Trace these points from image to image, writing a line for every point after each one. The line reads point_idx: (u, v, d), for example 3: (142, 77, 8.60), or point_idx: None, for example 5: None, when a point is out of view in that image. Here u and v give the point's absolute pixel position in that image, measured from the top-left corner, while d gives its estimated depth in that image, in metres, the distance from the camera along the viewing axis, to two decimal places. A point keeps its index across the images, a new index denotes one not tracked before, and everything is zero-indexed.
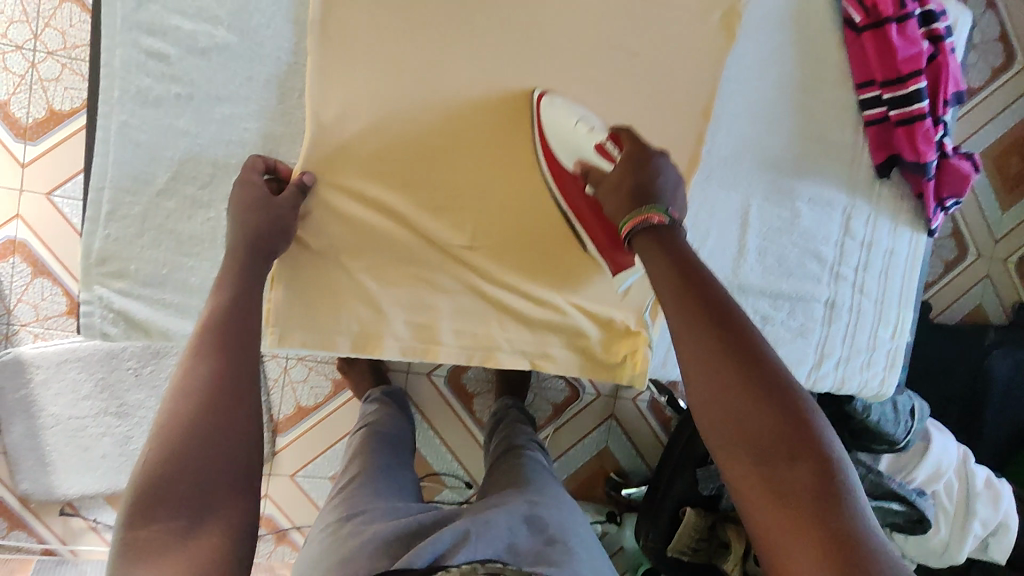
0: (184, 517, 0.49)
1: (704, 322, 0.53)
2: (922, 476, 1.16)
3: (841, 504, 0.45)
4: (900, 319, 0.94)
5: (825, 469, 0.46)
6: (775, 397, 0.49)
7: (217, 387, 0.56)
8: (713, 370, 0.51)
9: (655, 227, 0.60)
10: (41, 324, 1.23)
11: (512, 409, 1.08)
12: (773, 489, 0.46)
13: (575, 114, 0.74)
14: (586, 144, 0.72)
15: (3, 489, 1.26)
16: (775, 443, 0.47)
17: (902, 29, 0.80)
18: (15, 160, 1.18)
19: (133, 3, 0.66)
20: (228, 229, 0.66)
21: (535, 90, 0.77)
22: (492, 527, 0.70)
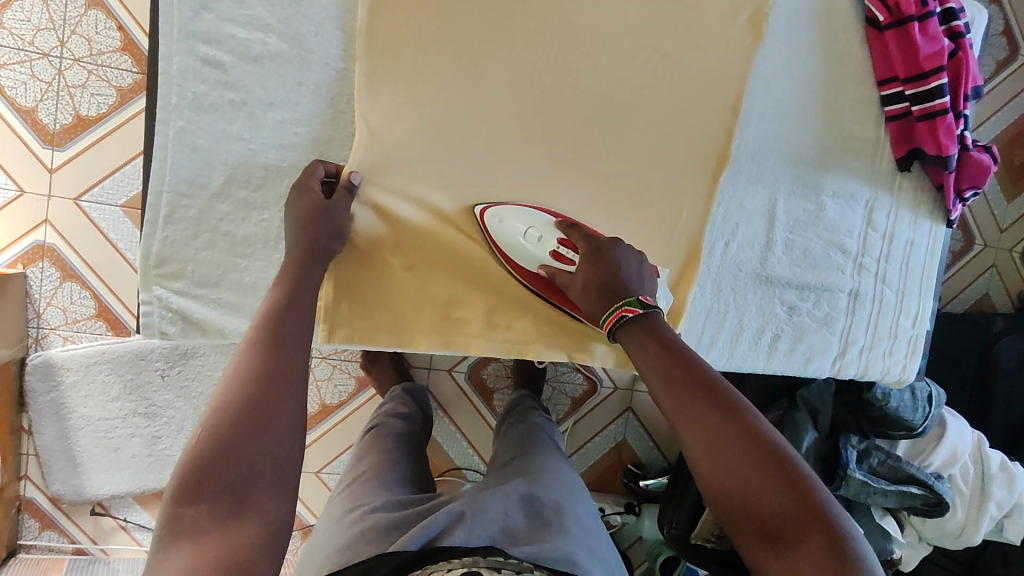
0: (227, 501, 0.51)
1: (703, 410, 0.56)
2: (938, 460, 1.18)
3: (854, 575, 0.48)
4: (920, 307, 0.97)
5: (836, 545, 0.49)
6: (777, 475, 0.52)
7: (272, 379, 0.58)
8: (718, 459, 0.54)
9: (631, 320, 0.64)
10: (70, 327, 1.25)
11: (526, 397, 1.09)
12: (792, 568, 0.49)
13: (525, 219, 0.78)
14: (543, 253, 0.77)
15: (35, 490, 1.28)
16: (786, 524, 0.51)
17: (924, 28, 0.83)
18: (43, 166, 1.20)
19: (189, 13, 0.68)
20: (290, 234, 0.70)
21: (476, 206, 0.79)
22: (488, 512, 0.74)
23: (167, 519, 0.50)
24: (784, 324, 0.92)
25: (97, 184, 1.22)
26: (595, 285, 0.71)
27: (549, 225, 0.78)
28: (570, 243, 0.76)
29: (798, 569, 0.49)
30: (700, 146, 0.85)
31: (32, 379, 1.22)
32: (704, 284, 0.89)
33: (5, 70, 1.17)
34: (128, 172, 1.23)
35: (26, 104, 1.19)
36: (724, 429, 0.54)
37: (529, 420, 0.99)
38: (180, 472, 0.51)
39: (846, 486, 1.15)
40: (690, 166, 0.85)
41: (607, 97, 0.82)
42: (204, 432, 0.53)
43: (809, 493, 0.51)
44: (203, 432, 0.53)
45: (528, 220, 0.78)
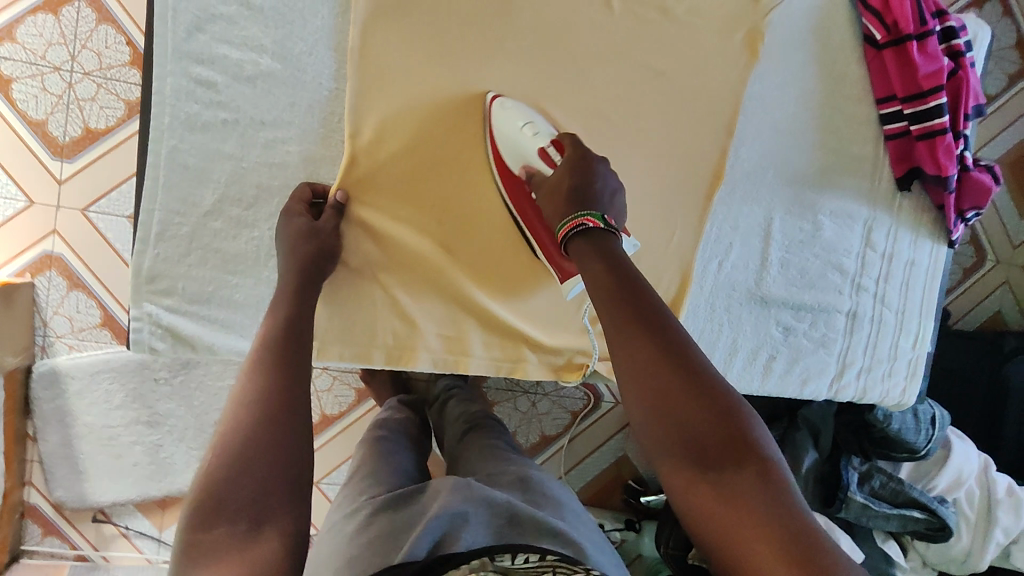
0: (244, 522, 0.50)
1: (641, 332, 0.55)
2: (943, 483, 1.16)
3: (785, 501, 0.47)
4: (921, 329, 0.95)
5: (766, 474, 0.49)
6: (713, 400, 0.51)
7: (276, 399, 0.58)
8: (652, 380, 0.53)
9: (590, 233, 0.63)
10: (76, 335, 1.27)
11: (454, 390, 1.14)
12: (719, 493, 0.48)
13: (524, 116, 0.75)
14: (530, 148, 0.74)
15: (38, 496, 1.30)
16: (719, 449, 0.50)
17: (923, 46, 0.82)
18: (53, 177, 1.23)
19: (184, 34, 0.69)
20: (283, 257, 0.71)
21: (489, 93, 0.77)
22: (490, 498, 0.72)
23: (184, 545, 0.49)
24: (779, 345, 0.91)
25: (104, 195, 1.24)
26: (564, 186, 0.68)
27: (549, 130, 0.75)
28: (563, 147, 0.73)
29: (730, 495, 0.48)
30: (693, 165, 0.84)
31: (37, 387, 1.24)
32: (696, 304, 0.88)
33: (18, 84, 1.20)
34: (124, 192, 1.25)
35: (36, 116, 1.21)
36: (661, 351, 0.53)
37: (476, 413, 1.02)
38: (196, 493, 0.51)
39: (846, 508, 1.12)
40: (683, 184, 0.85)
41: (599, 117, 0.81)
42: (215, 454, 0.53)
43: (741, 420, 0.51)
44: (213, 454, 0.53)
45: (526, 118, 0.75)
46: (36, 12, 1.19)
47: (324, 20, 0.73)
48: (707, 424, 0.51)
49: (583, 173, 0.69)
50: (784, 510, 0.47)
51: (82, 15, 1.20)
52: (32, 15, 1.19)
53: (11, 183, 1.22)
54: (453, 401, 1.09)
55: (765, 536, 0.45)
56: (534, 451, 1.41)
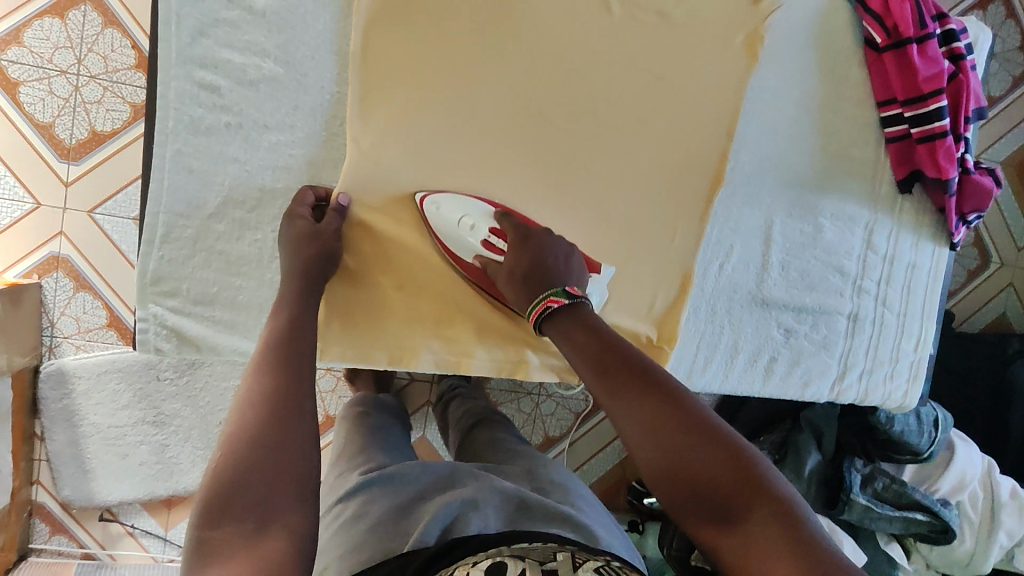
0: (252, 520, 0.50)
1: (637, 393, 0.54)
2: (947, 486, 1.15)
3: (811, 539, 0.46)
4: (923, 331, 0.95)
5: (786, 515, 0.47)
6: (717, 449, 0.50)
7: (280, 399, 0.59)
8: (655, 442, 0.52)
9: (555, 314, 0.63)
10: (83, 336, 1.28)
11: (458, 388, 1.15)
12: (744, 545, 0.47)
13: (462, 208, 0.77)
14: (473, 242, 0.75)
15: (46, 495, 1.31)
16: (736, 497, 0.49)
17: (923, 49, 0.82)
18: (59, 179, 1.24)
19: (187, 39, 0.70)
20: (286, 259, 0.71)
21: (417, 194, 0.78)
22: (499, 488, 0.72)
23: (195, 542, 0.49)
24: (780, 347, 0.91)
25: (111, 198, 1.26)
26: (519, 271, 0.70)
27: (486, 215, 0.77)
28: (503, 233, 0.75)
29: (755, 547, 0.47)
30: (694, 168, 0.85)
31: (45, 387, 1.26)
32: (697, 305, 0.89)
33: (25, 87, 1.21)
34: (129, 195, 1.27)
35: (44, 119, 1.22)
36: (660, 408, 0.53)
37: (481, 410, 1.03)
38: (205, 491, 0.51)
39: (849, 510, 1.13)
40: (684, 186, 0.85)
41: (599, 120, 0.82)
42: (222, 452, 0.54)
43: (753, 464, 0.50)
44: (222, 453, 0.54)
45: (463, 209, 0.77)
46: (43, 16, 1.20)
47: (325, 24, 0.73)
48: (720, 476, 0.49)
49: (531, 254, 0.71)
50: (813, 550, 0.45)
51: (89, 19, 1.21)
52: (39, 19, 1.20)
53: (18, 185, 1.23)
54: (457, 399, 1.10)
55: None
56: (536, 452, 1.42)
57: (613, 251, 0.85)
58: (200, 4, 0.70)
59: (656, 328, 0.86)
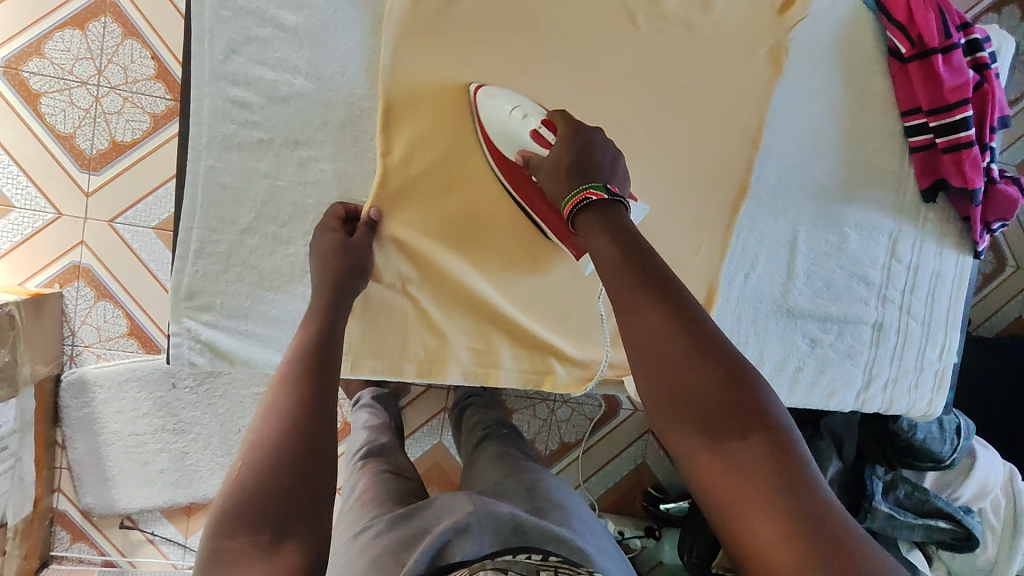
0: (268, 533, 0.48)
1: (646, 297, 0.52)
2: (968, 493, 1.15)
3: (796, 471, 0.44)
4: (947, 339, 0.95)
5: (777, 442, 0.45)
6: (721, 365, 0.48)
7: (308, 411, 0.57)
8: (658, 348, 0.50)
9: (597, 207, 0.60)
10: (103, 345, 1.29)
11: (472, 397, 1.15)
12: (727, 465, 0.45)
13: (511, 100, 0.73)
14: (522, 132, 0.71)
15: (67, 502, 1.31)
16: (727, 418, 0.47)
17: (948, 59, 0.81)
18: (80, 189, 1.25)
19: (220, 56, 0.70)
20: (315, 276, 0.71)
21: (470, 86, 0.76)
22: (496, 513, 0.71)
23: (208, 553, 0.47)
24: (806, 356, 0.91)
25: (131, 207, 1.27)
26: (565, 162, 0.65)
27: (539, 110, 0.73)
28: (554, 125, 0.71)
29: (735, 465, 0.45)
30: (719, 179, 0.85)
31: (66, 395, 1.26)
32: (723, 316, 0.89)
33: (46, 98, 1.22)
34: (159, 197, 1.28)
35: (64, 130, 1.23)
36: (667, 316, 0.50)
37: (491, 421, 1.04)
38: (224, 501, 0.49)
39: (872, 518, 1.11)
40: (709, 196, 0.85)
41: (625, 132, 0.82)
42: (245, 462, 0.52)
43: (752, 385, 0.48)
44: (242, 463, 0.52)
45: (515, 102, 0.73)
46: (63, 27, 1.21)
47: (355, 40, 0.74)
48: (715, 392, 0.47)
49: (580, 146, 0.66)
50: (794, 480, 0.43)
51: (109, 29, 1.22)
52: (59, 30, 1.21)
53: (39, 196, 1.24)
54: (471, 408, 1.11)
55: (771, 508, 0.42)
56: (553, 458, 1.42)
57: None
58: (232, 22, 0.70)
59: None
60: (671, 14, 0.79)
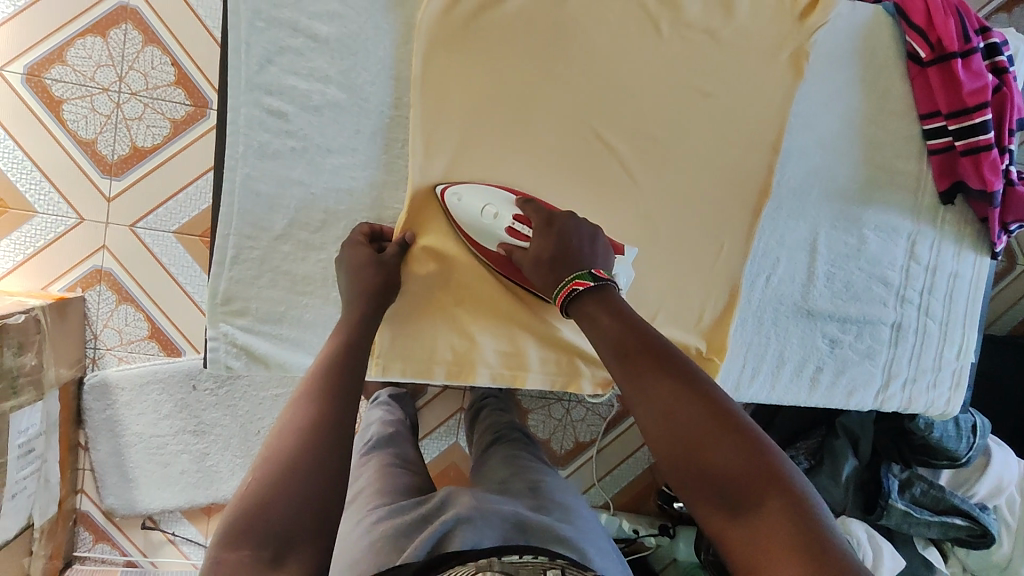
0: (270, 550, 0.48)
1: (657, 375, 0.54)
2: (983, 491, 1.16)
3: (820, 536, 0.46)
4: (964, 338, 0.96)
5: (796, 508, 0.47)
6: (735, 436, 0.50)
7: (326, 425, 0.57)
8: (672, 424, 0.52)
9: (580, 296, 0.63)
10: (125, 348, 1.31)
11: (488, 398, 1.17)
12: (749, 534, 0.47)
13: (484, 196, 0.77)
14: (498, 227, 0.75)
15: (89, 503, 1.33)
16: (746, 487, 0.48)
17: (968, 63, 0.83)
18: (101, 194, 1.27)
19: (255, 66, 0.72)
20: (343, 288, 0.73)
21: (438, 185, 0.78)
22: (499, 511, 0.73)
23: (211, 563, 0.47)
24: (826, 357, 0.93)
25: (152, 212, 1.28)
26: (545, 255, 0.68)
27: (508, 203, 0.76)
28: (528, 219, 0.74)
29: (760, 535, 0.47)
30: (741, 184, 0.86)
31: (89, 398, 1.28)
32: (744, 317, 0.90)
33: (68, 105, 1.24)
34: (200, 187, 1.30)
35: (86, 136, 1.25)
36: (680, 393, 0.53)
37: (504, 424, 1.05)
38: (232, 513, 0.50)
39: (888, 515, 1.14)
40: (730, 200, 0.87)
41: (647, 138, 0.83)
42: (255, 473, 0.53)
43: (768, 454, 0.50)
44: (253, 476, 0.53)
45: (486, 198, 0.77)
46: (85, 35, 1.23)
47: (386, 49, 0.75)
48: (734, 464, 0.49)
49: (558, 238, 0.69)
50: (819, 546, 0.45)
51: (129, 37, 1.24)
52: (81, 38, 1.22)
53: (61, 201, 1.26)
54: (485, 410, 1.12)
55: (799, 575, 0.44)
56: (568, 458, 1.43)
57: (660, 265, 0.86)
58: (266, 32, 0.72)
59: (705, 338, 0.88)
60: (694, 21, 0.81)
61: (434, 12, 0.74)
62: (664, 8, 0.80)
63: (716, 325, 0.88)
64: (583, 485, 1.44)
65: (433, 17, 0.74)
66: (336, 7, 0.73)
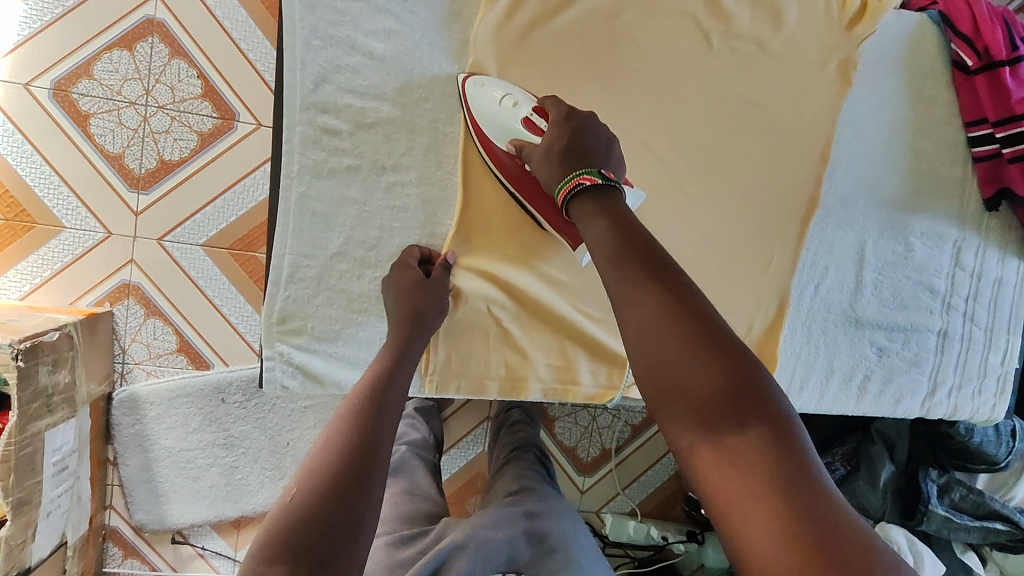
0: (307, 564, 0.47)
1: (647, 286, 0.53)
2: (1022, 493, 1.15)
3: (793, 465, 0.44)
4: (1010, 344, 0.95)
5: (775, 435, 0.45)
6: (720, 353, 0.49)
7: (368, 441, 0.58)
8: (656, 336, 0.51)
9: (591, 190, 0.62)
10: (153, 361, 1.27)
11: (513, 409, 1.16)
12: (722, 455, 0.45)
13: (501, 89, 0.74)
14: (513, 120, 0.72)
15: (118, 519, 1.29)
16: (725, 410, 0.47)
17: (1016, 71, 0.82)
18: (129, 209, 1.24)
19: (312, 85, 0.73)
20: (392, 314, 0.73)
21: (460, 75, 0.77)
22: (490, 539, 0.74)
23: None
24: (874, 365, 0.92)
25: (180, 224, 1.26)
26: (558, 146, 0.67)
27: (528, 98, 0.74)
28: (546, 113, 0.73)
29: (732, 457, 0.45)
30: (790, 193, 0.86)
31: (119, 413, 1.25)
32: (793, 328, 0.90)
33: (95, 118, 1.22)
34: (257, 177, 1.27)
35: (113, 149, 1.23)
36: (670, 306, 0.51)
37: (522, 440, 1.04)
38: (276, 521, 0.50)
39: (928, 521, 1.12)
40: (779, 208, 0.86)
41: (695, 148, 0.84)
42: (296, 489, 0.53)
43: (753, 376, 0.48)
44: (295, 490, 0.53)
45: (506, 90, 0.74)
46: (112, 48, 1.21)
47: (440, 67, 0.77)
48: (715, 381, 0.47)
49: (573, 131, 0.67)
50: (788, 477, 0.43)
51: (156, 49, 1.22)
52: (108, 52, 1.21)
53: (88, 215, 1.23)
54: (512, 421, 1.12)
55: (763, 504, 0.42)
56: (593, 466, 1.39)
57: (710, 276, 0.86)
58: (323, 51, 0.73)
59: (755, 350, 0.87)
60: (744, 32, 0.82)
61: (488, 28, 0.76)
62: (714, 20, 0.81)
63: (769, 336, 0.87)
64: (606, 496, 1.39)
65: (487, 35, 0.76)
66: (392, 25, 0.75)
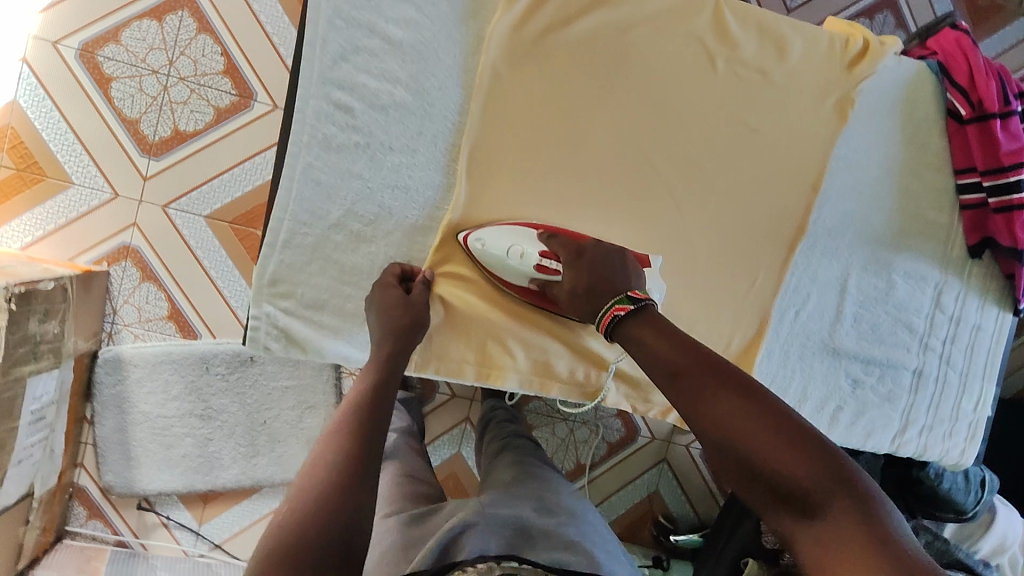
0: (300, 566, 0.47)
1: (712, 391, 0.56)
2: (987, 547, 1.12)
3: (891, 542, 0.44)
4: (983, 392, 0.97)
5: (864, 513, 0.46)
6: (799, 440, 0.50)
7: (359, 461, 0.57)
8: (736, 433, 0.52)
9: (623, 324, 0.66)
10: (142, 325, 1.28)
11: (499, 409, 1.15)
12: (823, 536, 0.46)
13: (506, 237, 0.79)
14: (528, 269, 0.78)
15: (87, 479, 1.29)
16: (815, 491, 0.48)
17: (1005, 125, 0.86)
18: (139, 172, 1.26)
19: (330, 62, 0.76)
20: (373, 326, 0.74)
21: (459, 234, 0.81)
22: (500, 514, 0.74)
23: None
24: (847, 397, 0.94)
25: (187, 194, 1.28)
26: (582, 285, 0.73)
27: (531, 239, 0.79)
28: (553, 252, 0.78)
29: (831, 538, 0.46)
30: (779, 219, 0.89)
31: (102, 371, 1.25)
32: (771, 350, 0.92)
33: (117, 83, 1.24)
34: (265, 157, 1.29)
35: (131, 114, 1.25)
36: (741, 403, 0.53)
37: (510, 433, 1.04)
38: (275, 532, 0.50)
39: None
40: (767, 234, 0.89)
41: (690, 166, 0.86)
42: (291, 501, 0.53)
43: (835, 459, 0.49)
44: (289, 502, 0.53)
45: (512, 238, 0.79)
46: (142, 18, 1.24)
47: (454, 59, 0.80)
48: (799, 464, 0.49)
49: (591, 267, 0.74)
50: (887, 549, 0.44)
51: (184, 24, 1.26)
52: (138, 21, 1.24)
53: (98, 175, 1.25)
54: (493, 422, 1.11)
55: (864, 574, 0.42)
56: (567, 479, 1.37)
57: (694, 291, 0.88)
58: (344, 31, 0.76)
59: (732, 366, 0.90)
60: (750, 60, 0.85)
61: (506, 26, 0.79)
62: (722, 45, 0.84)
63: (744, 354, 0.90)
64: None
65: (505, 33, 0.79)
66: (413, 15, 0.77)
